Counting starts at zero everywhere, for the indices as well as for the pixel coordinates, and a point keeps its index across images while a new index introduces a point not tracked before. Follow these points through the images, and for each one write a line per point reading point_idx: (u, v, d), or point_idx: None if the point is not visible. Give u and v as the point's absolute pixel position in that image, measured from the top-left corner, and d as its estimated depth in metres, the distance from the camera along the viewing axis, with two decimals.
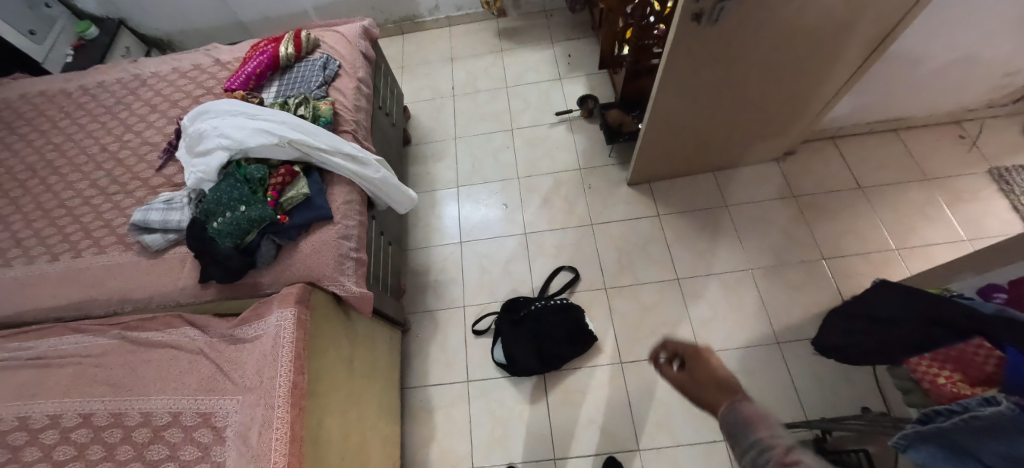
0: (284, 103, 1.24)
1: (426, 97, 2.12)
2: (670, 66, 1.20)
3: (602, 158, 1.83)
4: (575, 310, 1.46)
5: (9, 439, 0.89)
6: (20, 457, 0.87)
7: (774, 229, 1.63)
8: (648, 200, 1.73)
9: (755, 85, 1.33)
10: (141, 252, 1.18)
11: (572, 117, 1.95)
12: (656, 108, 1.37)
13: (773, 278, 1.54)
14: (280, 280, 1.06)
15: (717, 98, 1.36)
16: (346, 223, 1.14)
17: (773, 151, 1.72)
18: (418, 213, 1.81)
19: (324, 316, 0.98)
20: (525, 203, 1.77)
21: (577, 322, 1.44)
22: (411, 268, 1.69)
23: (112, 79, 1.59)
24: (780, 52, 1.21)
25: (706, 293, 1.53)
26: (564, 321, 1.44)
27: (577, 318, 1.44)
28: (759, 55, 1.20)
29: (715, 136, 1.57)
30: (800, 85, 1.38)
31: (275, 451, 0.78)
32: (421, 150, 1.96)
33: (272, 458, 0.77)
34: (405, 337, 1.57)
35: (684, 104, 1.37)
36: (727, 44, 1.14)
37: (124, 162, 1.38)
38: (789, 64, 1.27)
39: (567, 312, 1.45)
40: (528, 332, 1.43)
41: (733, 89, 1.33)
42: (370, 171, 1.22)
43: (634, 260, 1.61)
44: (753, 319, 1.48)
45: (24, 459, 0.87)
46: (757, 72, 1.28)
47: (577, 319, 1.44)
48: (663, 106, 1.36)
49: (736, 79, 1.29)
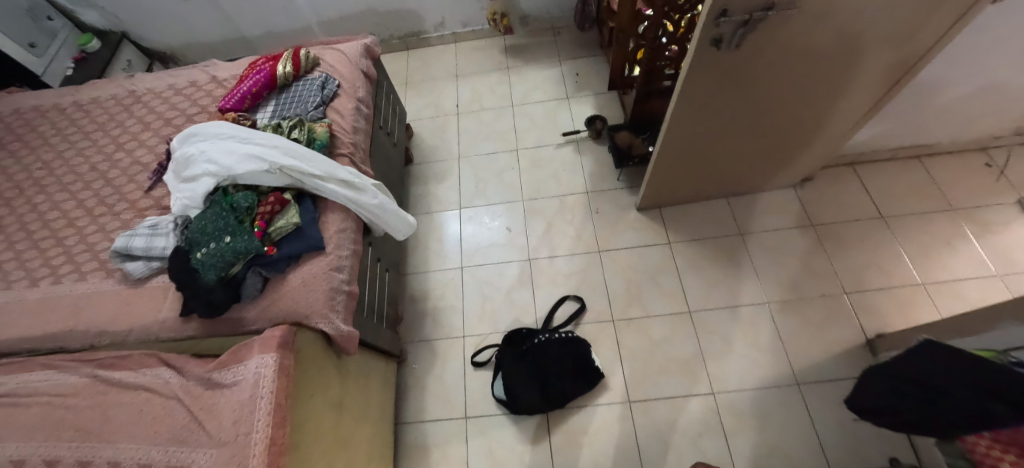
0: (277, 124, 1.17)
1: (429, 115, 2.07)
2: (686, 92, 1.14)
3: (610, 181, 1.76)
4: (581, 345, 1.38)
5: None
6: None
7: (792, 260, 1.55)
8: (658, 226, 1.65)
9: (775, 111, 1.26)
10: (122, 279, 1.13)
11: (579, 137, 1.89)
12: (670, 133, 1.30)
13: (792, 312, 1.46)
14: (265, 316, 0.98)
15: (735, 123, 1.30)
16: (339, 253, 1.08)
17: (791, 176, 1.65)
18: (417, 236, 1.74)
19: (309, 360, 0.91)
20: (529, 227, 1.70)
21: (583, 358, 1.36)
22: (409, 294, 1.62)
23: (108, 95, 1.54)
24: (803, 78, 1.14)
25: (719, 328, 1.44)
26: (569, 356, 1.36)
27: (583, 353, 1.37)
28: (780, 81, 1.14)
29: (732, 162, 1.50)
30: (823, 111, 1.31)
31: None
32: (423, 170, 1.90)
33: None
34: (401, 368, 1.49)
35: (701, 129, 1.30)
36: (747, 70, 1.08)
37: (113, 182, 1.33)
38: (811, 91, 1.20)
39: (572, 348, 1.37)
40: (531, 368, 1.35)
41: (752, 114, 1.26)
42: (367, 197, 1.17)
43: (643, 290, 1.53)
44: (772, 358, 1.39)
45: None
46: (778, 98, 1.21)
47: (582, 353, 1.36)
48: (677, 130, 1.29)
49: (756, 104, 1.22)
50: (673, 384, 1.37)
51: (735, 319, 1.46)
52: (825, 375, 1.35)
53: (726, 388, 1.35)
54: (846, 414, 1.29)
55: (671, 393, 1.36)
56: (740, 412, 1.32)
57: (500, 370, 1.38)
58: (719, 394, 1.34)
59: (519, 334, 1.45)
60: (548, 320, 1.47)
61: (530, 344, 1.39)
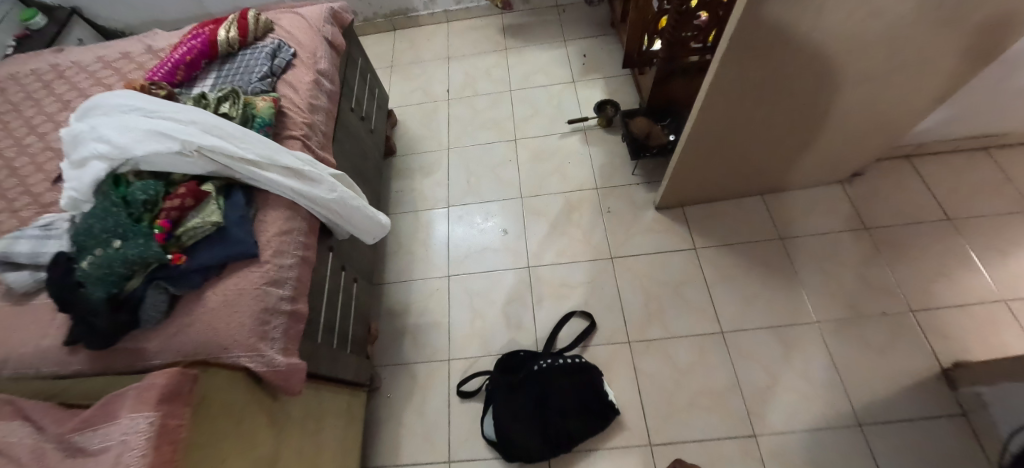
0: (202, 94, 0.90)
1: (416, 101, 1.82)
2: (728, 50, 0.88)
3: (623, 175, 1.50)
4: (592, 372, 1.12)
5: None
6: None
7: (843, 270, 1.29)
8: (681, 228, 1.39)
9: (834, 79, 1.01)
10: (3, 293, 0.88)
11: (586, 125, 1.63)
12: (702, 107, 1.05)
13: (848, 334, 1.20)
14: (170, 347, 0.73)
15: (782, 95, 1.04)
16: (279, 262, 0.83)
17: (838, 167, 1.40)
18: (398, 238, 1.48)
19: (218, 415, 0.65)
20: (528, 228, 1.45)
21: (594, 389, 1.10)
22: (385, 308, 1.36)
23: (29, 70, 1.30)
24: (879, 33, 0.89)
25: (760, 353, 1.18)
26: (577, 388, 1.10)
27: (594, 383, 1.10)
28: (850, 36, 0.88)
29: (770, 146, 1.25)
30: (891, 81, 1.06)
31: None
32: (407, 163, 1.65)
33: None
34: (373, 397, 1.24)
35: (739, 102, 1.05)
36: (811, 21, 0.82)
37: (17, 171, 1.08)
38: (884, 52, 0.95)
39: (580, 377, 1.11)
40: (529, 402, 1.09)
41: (806, 83, 1.01)
42: (320, 190, 0.92)
43: (664, 305, 1.27)
44: (825, 391, 1.13)
45: None
46: (842, 61, 0.95)
47: (592, 383, 1.10)
48: (710, 102, 1.04)
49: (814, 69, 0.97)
50: (703, 423, 1.11)
51: (779, 342, 1.19)
52: (893, 414, 1.09)
53: (771, 429, 1.09)
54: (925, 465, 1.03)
55: (702, 433, 1.10)
56: (790, 461, 1.05)
57: (490, 403, 1.13)
58: (762, 437, 1.08)
59: (515, 358, 1.19)
60: (551, 342, 1.21)
61: (528, 372, 1.12)
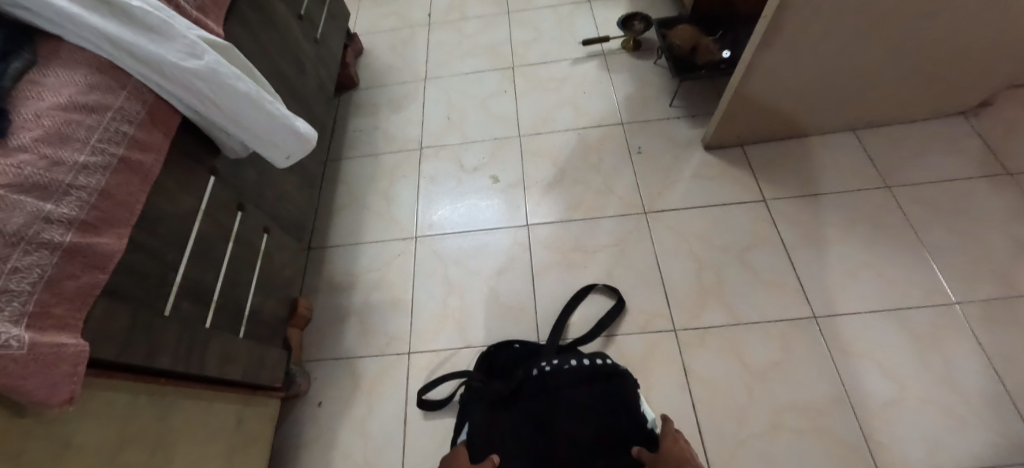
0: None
1: (389, 27, 1.43)
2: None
3: (658, 106, 1.11)
4: (624, 381, 0.70)
5: None
6: None
7: (986, 230, 0.88)
8: (741, 175, 1.00)
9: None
10: None
11: (607, 49, 1.23)
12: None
13: (1008, 321, 0.79)
14: None
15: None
16: (53, 153, 0.44)
17: (966, 92, 0.99)
18: (349, 189, 1.09)
19: None
20: (527, 177, 1.05)
21: (625, 410, 0.68)
22: (325, 279, 0.97)
23: None
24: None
25: (874, 348, 0.78)
26: (597, 406, 0.69)
27: (626, 399, 0.69)
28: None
29: (890, 43, 0.84)
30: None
31: None
32: (370, 97, 1.25)
33: None
34: (296, 406, 0.84)
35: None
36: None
37: None
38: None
39: (604, 388, 0.70)
40: (521, 426, 0.70)
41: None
42: (168, 49, 0.54)
43: (724, 279, 0.87)
44: (985, 405, 0.73)
45: None
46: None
47: (622, 400, 0.68)
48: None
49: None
50: (797, 455, 0.71)
51: (902, 332, 0.80)
52: None
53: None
54: None
55: None
56: None
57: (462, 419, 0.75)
58: None
59: (506, 352, 0.80)
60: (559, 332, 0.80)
61: (518, 378, 0.72)
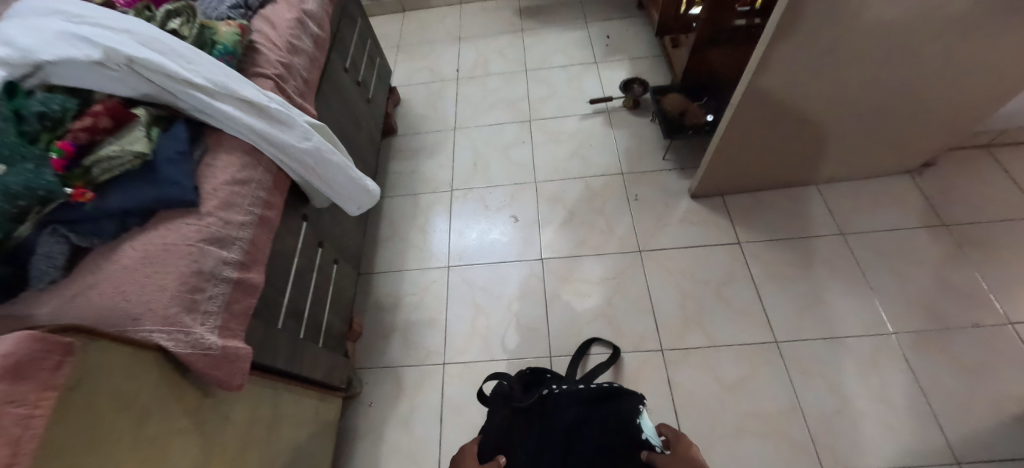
0: (148, 5, 0.73)
1: (422, 80, 1.66)
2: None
3: (652, 159, 1.31)
4: (631, 402, 0.77)
5: None
6: None
7: (922, 272, 1.07)
8: (722, 221, 1.19)
9: (948, 22, 0.80)
10: None
11: (610, 106, 1.45)
12: (770, 48, 0.83)
13: (934, 349, 0.97)
14: (60, 314, 0.53)
15: (877, 42, 0.83)
16: (226, 216, 0.64)
17: (908, 155, 1.19)
18: (391, 223, 1.29)
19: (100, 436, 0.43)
20: (542, 217, 1.25)
21: (626, 428, 0.74)
22: (372, 300, 1.16)
23: None
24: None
25: (826, 369, 0.96)
26: (602, 425, 0.75)
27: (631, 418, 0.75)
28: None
29: (833, 121, 1.04)
30: (1019, 32, 0.84)
31: None
32: (407, 143, 1.47)
33: None
34: (351, 405, 1.02)
35: (823, 47, 0.83)
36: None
37: None
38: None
39: (610, 408, 0.77)
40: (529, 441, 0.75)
41: (915, 23, 0.79)
42: (291, 135, 0.74)
43: (705, 308, 1.06)
44: (911, 418, 0.90)
45: None
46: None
47: (625, 419, 0.75)
48: (782, 44, 0.82)
49: (937, 1, 0.74)
50: (759, 455, 0.88)
51: (847, 356, 0.98)
52: (1004, 452, 0.85)
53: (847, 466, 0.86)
54: None
55: (756, 466, 0.87)
56: None
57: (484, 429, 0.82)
58: None
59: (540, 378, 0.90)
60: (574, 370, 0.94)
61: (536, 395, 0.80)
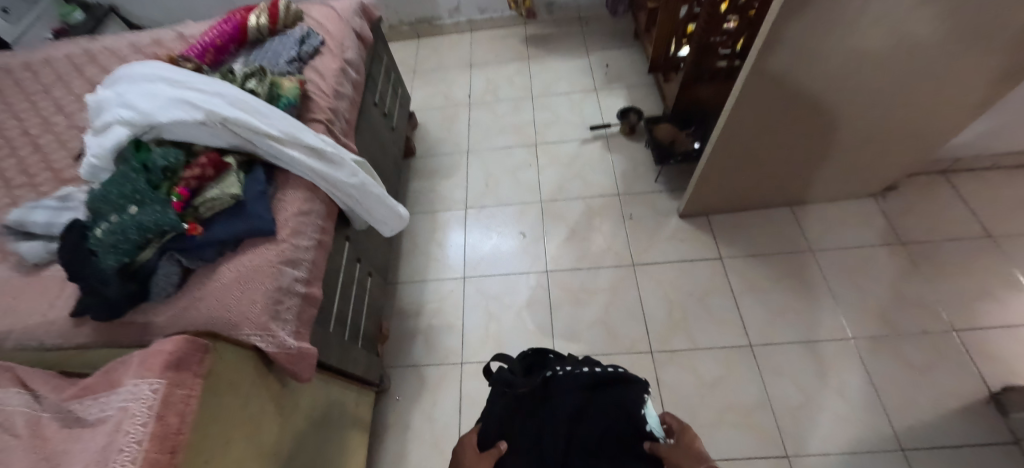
0: (231, 71, 0.90)
1: (437, 105, 1.82)
2: (777, 31, 0.81)
3: (645, 181, 1.47)
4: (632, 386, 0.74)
5: None
6: None
7: (880, 284, 1.22)
8: (706, 238, 1.35)
9: (890, 78, 0.95)
10: (16, 265, 0.86)
11: (608, 132, 1.61)
12: (738, 99, 0.98)
13: (887, 352, 1.12)
14: (180, 321, 0.69)
15: (831, 94, 0.98)
16: (295, 242, 0.80)
17: (872, 181, 1.34)
18: (413, 237, 1.45)
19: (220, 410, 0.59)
20: (547, 233, 1.40)
21: (627, 415, 0.71)
22: (398, 307, 1.32)
23: (61, 55, 1.32)
24: (940, 27, 0.83)
25: (793, 369, 1.11)
26: (603, 410, 0.72)
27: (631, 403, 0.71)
28: (917, 27, 0.82)
29: (802, 155, 1.19)
30: (953, 83, 0.99)
31: None
32: (425, 164, 1.63)
33: None
34: (381, 399, 1.18)
35: (784, 97, 0.98)
36: (870, 5, 0.76)
37: (41, 148, 1.09)
38: (949, 49, 0.88)
39: (611, 392, 0.74)
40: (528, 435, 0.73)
41: (857, 81, 0.95)
42: (342, 173, 0.90)
43: (689, 316, 1.21)
44: (862, 412, 1.05)
45: None
46: (905, 55, 0.89)
47: (625, 403, 0.72)
48: (748, 96, 0.98)
49: (875, 63, 0.90)
50: (731, 443, 1.03)
51: (811, 358, 1.13)
52: (941, 440, 1.01)
53: (806, 452, 1.01)
54: None
55: (729, 452, 1.02)
56: None
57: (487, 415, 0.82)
58: (797, 459, 1.00)
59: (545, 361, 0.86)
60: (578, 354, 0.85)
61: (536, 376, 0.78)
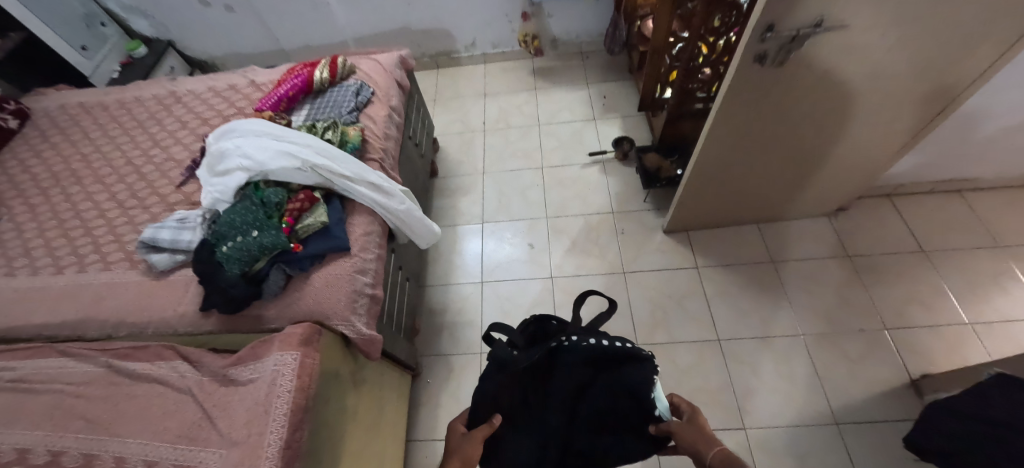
0: (313, 126, 1.19)
1: (456, 131, 2.08)
2: (729, 97, 1.06)
3: (635, 202, 1.73)
4: (646, 368, 0.84)
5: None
6: None
7: (828, 291, 1.47)
8: (686, 250, 1.60)
9: (826, 126, 1.19)
10: (147, 271, 1.13)
11: (605, 158, 1.87)
12: (704, 145, 1.24)
13: (829, 346, 1.37)
14: (286, 314, 0.96)
15: (781, 138, 1.22)
16: (364, 256, 1.05)
17: (826, 205, 1.59)
18: (438, 248, 1.71)
19: (327, 375, 0.87)
20: (551, 245, 1.66)
21: (635, 392, 0.83)
22: (427, 306, 1.58)
23: (150, 95, 1.60)
24: (857, 90, 1.07)
25: (753, 360, 1.37)
26: (608, 383, 0.87)
27: (641, 383, 0.83)
28: (839, 91, 1.06)
29: (764, 185, 1.44)
30: (878, 131, 1.23)
31: None
32: (447, 184, 1.89)
33: None
34: (416, 382, 1.44)
35: (742, 142, 1.23)
36: (796, 78, 1.01)
37: (146, 176, 1.36)
38: (868, 105, 1.12)
39: (622, 370, 0.87)
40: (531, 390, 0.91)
41: (799, 129, 1.19)
42: (394, 202, 1.15)
43: (669, 315, 1.46)
44: (806, 395, 1.30)
45: None
46: (834, 110, 1.13)
47: (636, 381, 0.84)
48: (711, 143, 1.23)
49: (809, 117, 1.15)
50: None
51: (767, 350, 1.38)
52: (869, 416, 1.25)
53: (757, 425, 1.27)
54: (894, 462, 1.19)
55: None
56: (773, 452, 1.22)
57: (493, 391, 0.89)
58: (751, 430, 1.26)
59: (545, 326, 0.96)
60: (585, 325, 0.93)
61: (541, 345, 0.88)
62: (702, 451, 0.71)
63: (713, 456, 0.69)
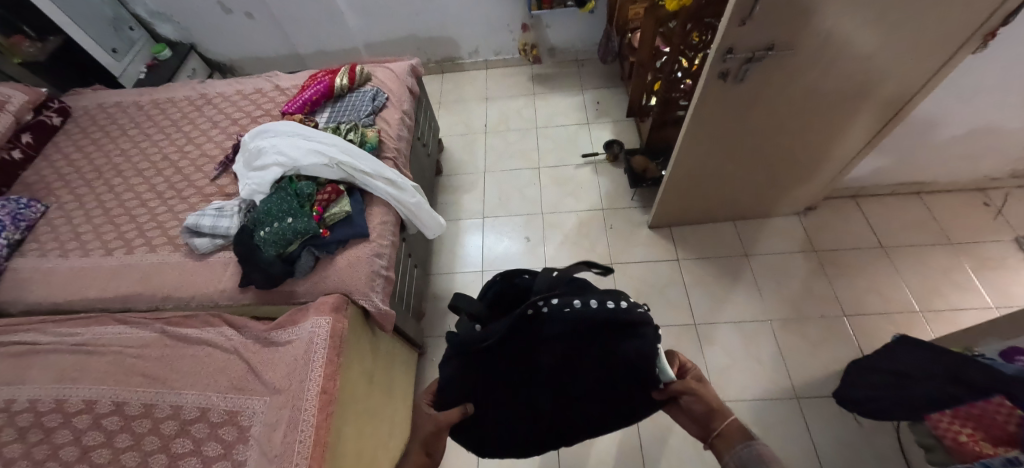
0: (336, 128, 1.35)
1: (460, 132, 2.24)
2: (700, 108, 1.22)
3: (624, 200, 1.89)
4: (647, 334, 0.74)
5: (72, 414, 0.98)
6: (74, 427, 0.96)
7: (794, 282, 1.63)
8: (668, 244, 1.76)
9: (789, 134, 1.34)
10: (187, 253, 1.28)
11: (597, 160, 2.03)
12: (681, 150, 1.39)
13: (793, 330, 1.53)
14: (315, 290, 1.11)
15: (749, 144, 1.38)
16: (380, 241, 1.20)
17: (795, 205, 1.75)
18: (442, 239, 1.87)
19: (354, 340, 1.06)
20: (546, 238, 1.82)
21: (635, 367, 0.74)
22: (432, 292, 1.73)
23: (182, 97, 1.76)
24: (813, 103, 1.22)
25: (725, 341, 1.53)
26: (596, 355, 0.76)
27: (644, 356, 0.73)
28: (797, 103, 1.22)
29: (737, 186, 1.59)
30: (836, 138, 1.39)
31: (301, 441, 0.86)
32: (451, 181, 2.05)
33: (296, 445, 0.86)
34: (422, 360, 1.59)
35: (715, 147, 1.39)
36: (757, 91, 1.16)
37: (182, 170, 1.52)
38: (824, 115, 1.28)
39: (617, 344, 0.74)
40: (505, 361, 0.79)
41: (765, 136, 1.34)
42: (407, 196, 1.30)
43: (653, 302, 1.62)
44: (770, 372, 1.46)
45: (76, 427, 0.96)
46: (795, 120, 1.29)
47: (635, 354, 0.74)
48: (687, 148, 1.38)
49: (772, 126, 1.30)
50: None
51: (737, 333, 1.54)
52: (825, 391, 1.41)
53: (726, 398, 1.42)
54: (846, 431, 1.34)
55: None
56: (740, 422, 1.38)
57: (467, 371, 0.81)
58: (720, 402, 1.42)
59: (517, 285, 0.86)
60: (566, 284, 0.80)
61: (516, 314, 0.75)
62: (714, 418, 0.67)
63: (727, 427, 0.65)
